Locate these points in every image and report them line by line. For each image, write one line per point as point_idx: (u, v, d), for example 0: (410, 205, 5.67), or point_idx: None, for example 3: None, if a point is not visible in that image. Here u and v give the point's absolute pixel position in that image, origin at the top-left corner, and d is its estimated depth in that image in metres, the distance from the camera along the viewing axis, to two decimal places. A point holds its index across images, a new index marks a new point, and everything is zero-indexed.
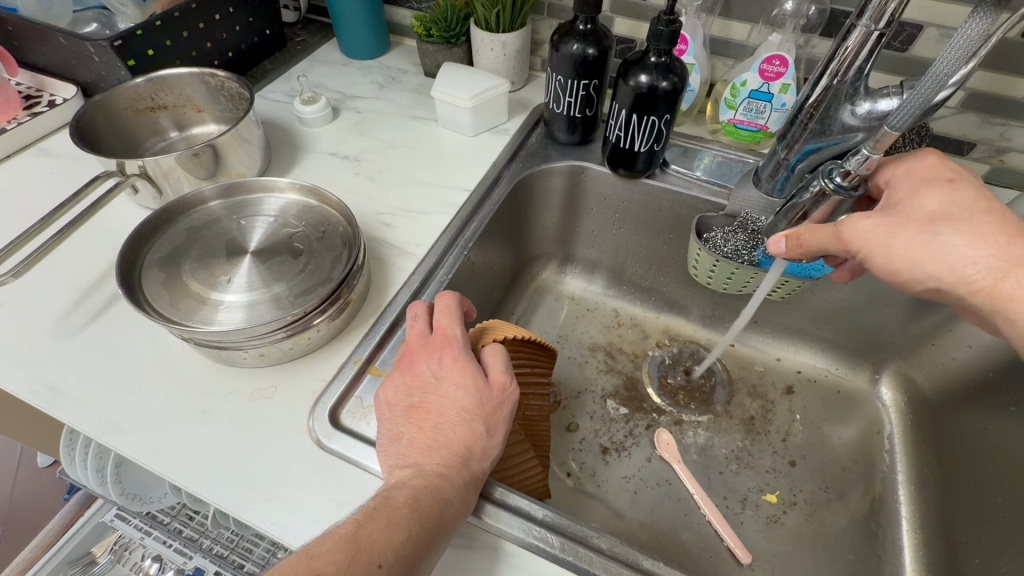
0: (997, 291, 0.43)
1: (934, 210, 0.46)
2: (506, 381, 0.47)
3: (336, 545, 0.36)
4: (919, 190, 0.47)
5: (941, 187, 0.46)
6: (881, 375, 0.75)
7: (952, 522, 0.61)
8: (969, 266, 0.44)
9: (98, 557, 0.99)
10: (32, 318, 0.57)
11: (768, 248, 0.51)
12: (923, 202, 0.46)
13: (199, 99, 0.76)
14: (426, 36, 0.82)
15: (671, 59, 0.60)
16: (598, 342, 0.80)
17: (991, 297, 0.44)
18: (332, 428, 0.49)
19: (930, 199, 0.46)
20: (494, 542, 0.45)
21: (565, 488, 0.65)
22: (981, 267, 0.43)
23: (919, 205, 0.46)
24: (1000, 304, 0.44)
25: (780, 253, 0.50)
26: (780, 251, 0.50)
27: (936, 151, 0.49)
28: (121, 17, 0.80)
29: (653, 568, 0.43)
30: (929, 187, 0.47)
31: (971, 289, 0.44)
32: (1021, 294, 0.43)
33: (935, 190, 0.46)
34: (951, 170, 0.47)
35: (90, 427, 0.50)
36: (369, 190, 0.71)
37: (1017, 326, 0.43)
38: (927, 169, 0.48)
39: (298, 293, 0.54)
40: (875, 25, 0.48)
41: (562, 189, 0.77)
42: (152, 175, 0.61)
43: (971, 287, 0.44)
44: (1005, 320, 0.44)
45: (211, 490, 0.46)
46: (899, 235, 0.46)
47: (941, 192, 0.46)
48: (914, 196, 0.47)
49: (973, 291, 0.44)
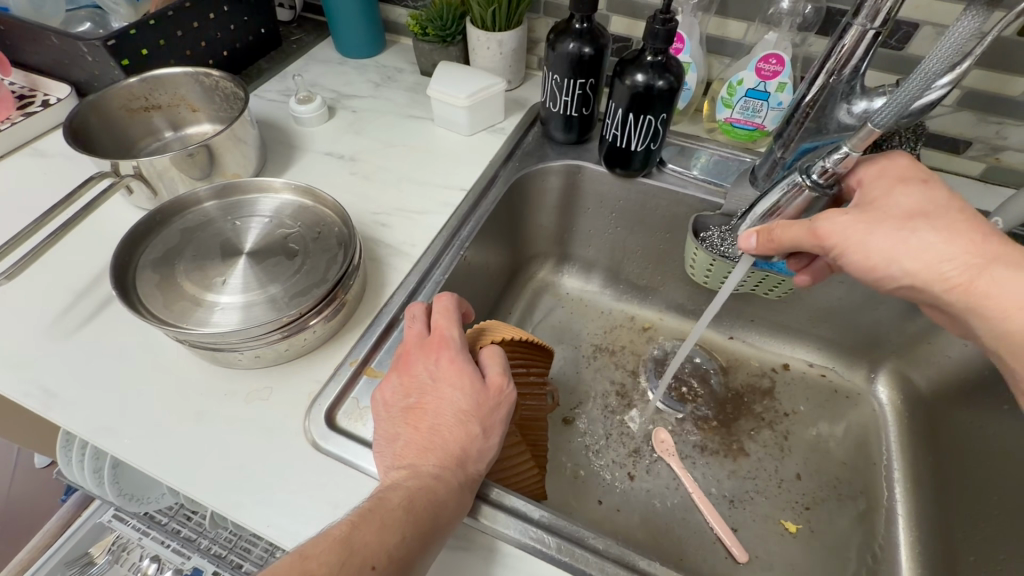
0: (970, 289, 0.43)
1: (910, 208, 0.45)
2: (503, 382, 0.47)
3: (330, 547, 0.36)
4: (893, 189, 0.46)
5: (916, 187, 0.46)
6: (878, 373, 0.75)
7: (948, 520, 0.61)
8: (945, 264, 0.44)
9: (96, 557, 0.99)
10: (27, 319, 0.57)
11: (740, 243, 0.52)
12: (898, 200, 0.46)
13: (193, 98, 0.75)
14: (422, 34, 0.81)
15: (667, 58, 0.59)
16: (595, 342, 0.80)
17: (964, 293, 0.44)
18: (329, 430, 0.49)
19: (904, 197, 0.46)
20: (491, 543, 0.45)
21: (560, 487, 0.65)
22: (957, 265, 0.43)
23: (894, 203, 0.46)
24: (973, 302, 0.43)
25: (752, 249, 0.51)
26: (751, 247, 0.51)
27: (906, 153, 0.49)
28: (115, 15, 0.79)
29: (650, 569, 0.43)
30: (904, 186, 0.46)
31: (945, 286, 0.44)
32: (995, 292, 0.42)
33: (910, 189, 0.46)
34: (922, 170, 0.47)
35: (84, 430, 0.49)
36: (364, 190, 0.71)
37: (990, 323, 0.43)
38: (901, 169, 0.47)
39: (294, 294, 0.54)
40: (871, 24, 0.48)
41: (559, 189, 0.77)
42: (147, 175, 0.61)
43: (946, 284, 0.44)
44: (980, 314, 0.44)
45: (206, 493, 0.46)
46: (877, 232, 0.45)
47: (915, 192, 0.46)
48: (888, 194, 0.46)
49: (947, 289, 0.44)
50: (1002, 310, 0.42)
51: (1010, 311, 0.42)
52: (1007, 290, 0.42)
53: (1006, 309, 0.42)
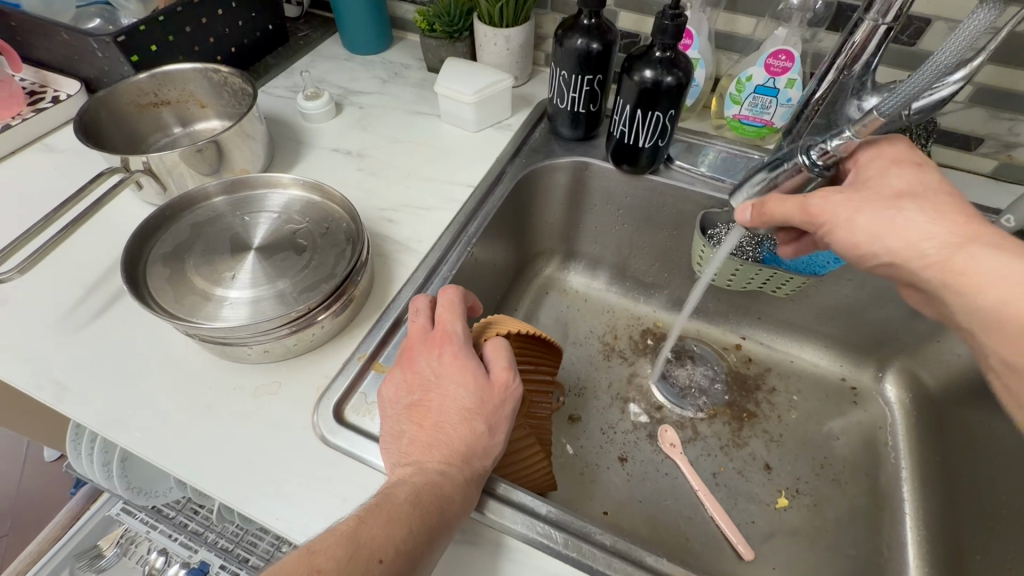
0: (948, 267, 0.41)
1: (901, 188, 0.45)
2: (508, 378, 0.46)
3: (337, 542, 0.36)
4: (887, 170, 0.47)
5: (910, 168, 0.46)
6: (886, 372, 0.75)
7: (958, 521, 0.60)
8: (925, 241, 0.42)
9: (104, 550, 1.01)
10: (37, 315, 0.57)
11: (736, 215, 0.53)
12: (891, 179, 0.46)
13: (202, 94, 0.76)
14: (429, 30, 0.82)
15: (676, 54, 0.59)
16: (601, 339, 0.80)
17: (941, 272, 0.42)
18: (338, 424, 0.49)
19: (897, 177, 0.46)
20: (499, 538, 0.45)
21: (567, 483, 0.65)
22: (936, 243, 0.42)
23: (887, 182, 0.46)
24: (953, 282, 0.41)
25: (746, 223, 0.51)
26: (745, 220, 0.51)
27: (905, 138, 0.49)
28: (125, 12, 0.79)
29: (658, 565, 0.43)
30: (898, 168, 0.47)
31: (923, 263, 0.43)
32: (973, 270, 0.40)
33: (905, 170, 0.46)
34: (917, 155, 0.48)
35: (95, 422, 0.50)
36: (372, 186, 0.71)
37: (965, 300, 0.41)
38: (896, 152, 0.48)
39: (302, 289, 0.54)
40: (883, 19, 0.47)
41: (566, 185, 0.77)
42: (156, 171, 0.61)
43: (924, 262, 0.43)
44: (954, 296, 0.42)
45: (216, 486, 0.47)
46: (866, 209, 0.45)
47: (909, 172, 0.46)
48: (882, 174, 0.47)
49: (925, 266, 0.43)
50: (976, 286, 0.40)
51: (980, 287, 0.40)
52: (984, 267, 0.40)
53: (978, 284, 0.40)
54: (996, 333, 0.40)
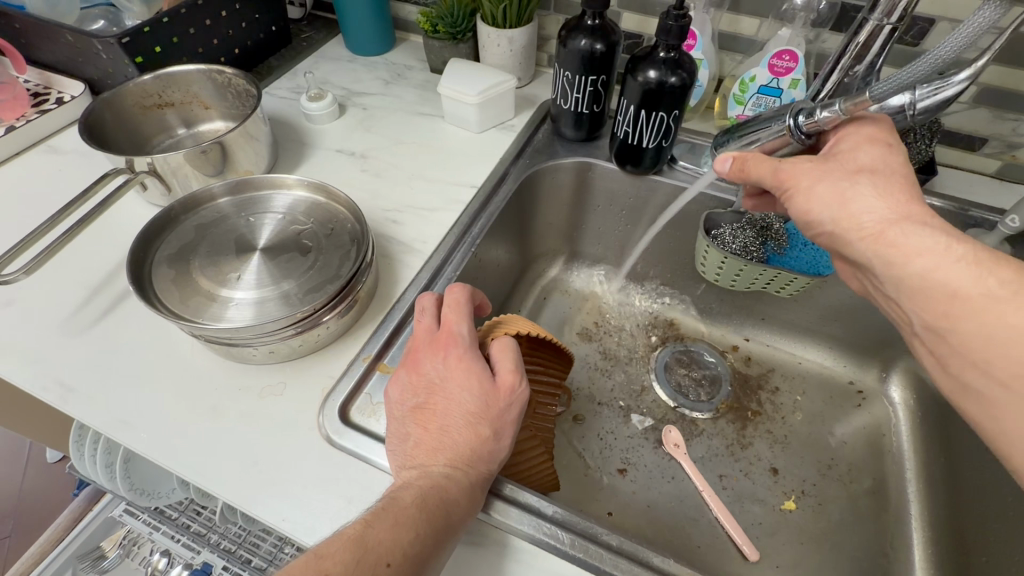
0: (881, 241, 0.42)
1: (864, 163, 0.45)
2: (514, 381, 0.46)
3: (344, 546, 0.36)
4: (860, 145, 0.46)
5: (880, 147, 0.45)
6: (891, 373, 0.75)
7: (963, 522, 0.60)
8: (866, 213, 0.42)
9: (107, 551, 1.01)
10: (43, 316, 0.57)
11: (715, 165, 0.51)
12: (858, 154, 0.45)
13: (205, 95, 0.76)
14: (432, 32, 0.82)
15: (680, 54, 0.59)
16: (603, 338, 0.80)
17: (873, 242, 0.42)
18: (343, 425, 0.49)
19: (866, 153, 0.45)
20: (504, 539, 0.45)
21: (571, 483, 0.65)
22: (875, 215, 0.42)
23: (854, 157, 0.45)
24: (881, 254, 0.42)
25: (723, 173, 0.50)
26: (723, 171, 0.50)
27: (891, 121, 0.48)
28: (128, 14, 0.79)
29: (665, 566, 0.43)
30: (870, 145, 0.45)
31: (859, 235, 0.43)
32: (902, 242, 0.41)
33: (875, 147, 0.45)
34: (894, 138, 0.46)
35: (101, 423, 0.50)
36: (375, 186, 0.71)
37: (896, 271, 0.41)
38: (877, 131, 0.46)
39: (307, 290, 0.54)
40: (887, 19, 0.48)
41: (569, 185, 0.77)
42: (161, 172, 0.61)
43: (861, 234, 0.43)
44: (886, 268, 0.42)
45: (222, 488, 0.47)
46: (824, 180, 0.45)
47: (878, 150, 0.45)
48: (854, 148, 0.45)
49: (861, 238, 0.43)
50: (906, 256, 0.40)
51: (911, 256, 0.40)
52: (914, 241, 0.40)
53: (908, 257, 0.40)
54: (923, 303, 0.40)
